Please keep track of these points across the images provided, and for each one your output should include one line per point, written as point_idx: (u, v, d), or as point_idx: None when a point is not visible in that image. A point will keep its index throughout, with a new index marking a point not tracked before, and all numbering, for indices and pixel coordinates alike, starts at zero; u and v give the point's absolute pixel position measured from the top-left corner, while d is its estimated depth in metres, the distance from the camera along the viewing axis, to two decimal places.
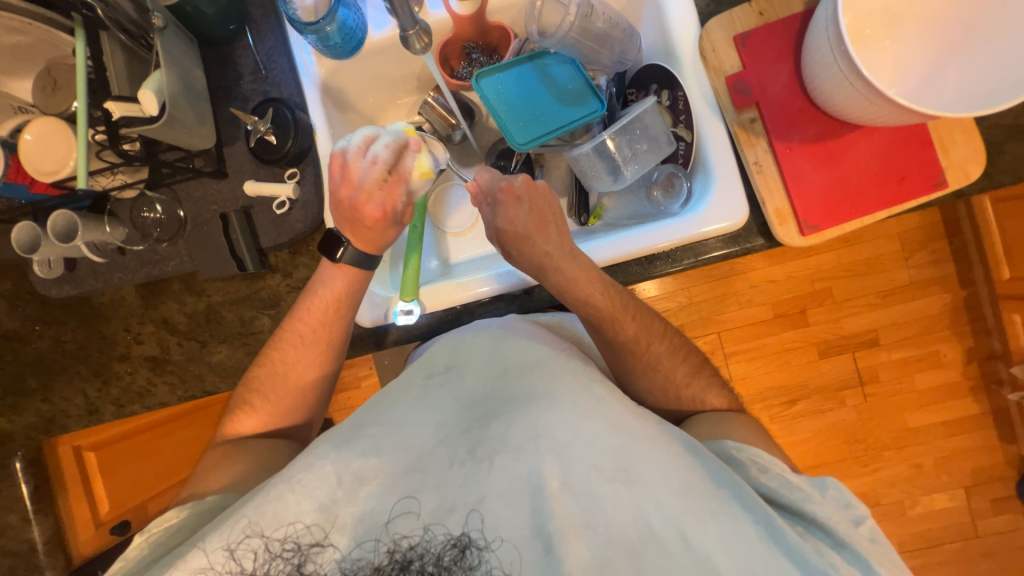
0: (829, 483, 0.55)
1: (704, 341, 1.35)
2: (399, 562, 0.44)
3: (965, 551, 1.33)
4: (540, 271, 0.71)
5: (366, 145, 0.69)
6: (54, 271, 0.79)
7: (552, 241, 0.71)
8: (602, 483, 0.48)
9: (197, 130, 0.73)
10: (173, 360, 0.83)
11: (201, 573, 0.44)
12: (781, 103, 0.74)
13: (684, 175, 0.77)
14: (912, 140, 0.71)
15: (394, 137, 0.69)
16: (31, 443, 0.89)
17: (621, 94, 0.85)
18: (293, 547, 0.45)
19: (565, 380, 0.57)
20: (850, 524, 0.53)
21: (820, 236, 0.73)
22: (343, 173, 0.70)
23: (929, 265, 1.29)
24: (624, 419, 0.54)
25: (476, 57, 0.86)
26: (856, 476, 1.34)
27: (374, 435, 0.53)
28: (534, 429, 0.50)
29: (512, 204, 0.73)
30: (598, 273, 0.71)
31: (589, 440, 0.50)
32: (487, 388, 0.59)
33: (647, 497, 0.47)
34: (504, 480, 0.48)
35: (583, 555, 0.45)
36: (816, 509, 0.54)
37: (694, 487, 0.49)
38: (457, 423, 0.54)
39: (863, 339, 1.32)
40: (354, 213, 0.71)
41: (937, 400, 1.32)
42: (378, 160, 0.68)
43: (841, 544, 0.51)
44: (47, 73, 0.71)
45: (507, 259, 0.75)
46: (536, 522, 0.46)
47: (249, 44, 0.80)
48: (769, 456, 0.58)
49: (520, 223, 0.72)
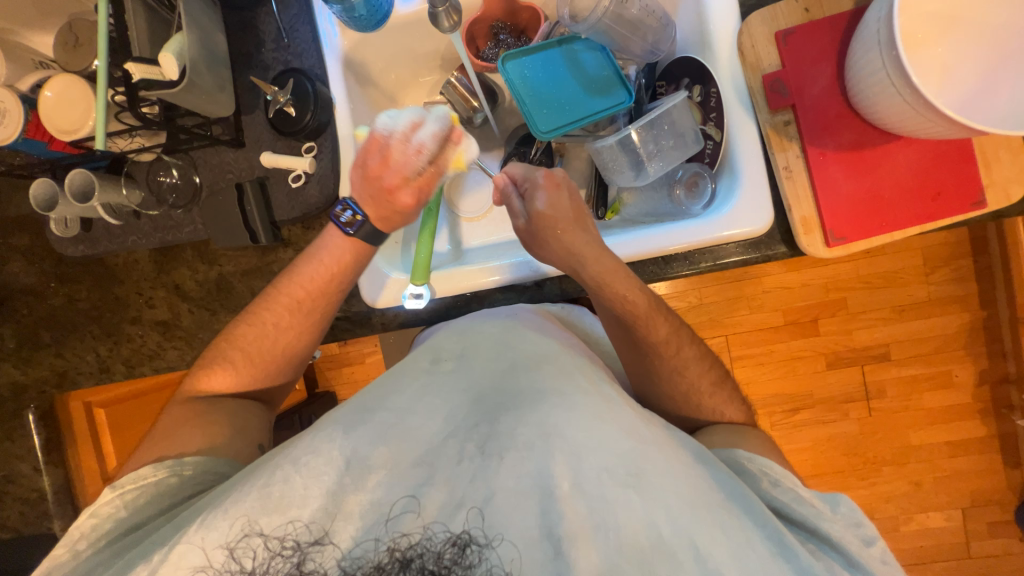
0: (839, 501, 0.57)
1: (712, 344, 1.33)
2: (399, 561, 0.44)
3: (957, 570, 1.32)
4: (576, 261, 0.69)
5: (411, 130, 0.65)
6: (70, 230, 0.81)
7: (592, 231, 0.71)
8: (614, 488, 0.47)
9: (216, 97, 0.71)
10: (183, 326, 0.84)
11: (201, 570, 0.45)
12: (818, 105, 0.71)
13: (709, 176, 0.75)
14: (952, 154, 0.68)
15: (441, 126, 0.66)
16: (44, 395, 0.91)
17: (651, 86, 0.83)
18: (292, 545, 0.46)
19: (574, 380, 0.56)
20: (862, 544, 0.53)
21: (846, 248, 0.71)
22: (381, 153, 0.67)
23: (951, 282, 1.25)
24: (636, 424, 0.53)
25: (503, 37, 0.84)
26: (853, 489, 1.34)
27: (382, 422, 0.53)
28: (546, 428, 0.50)
29: (553, 189, 0.72)
30: (629, 270, 0.70)
31: (600, 442, 0.49)
32: (496, 380, 0.58)
33: (659, 505, 0.46)
34: (514, 478, 0.48)
35: (593, 560, 0.44)
36: (829, 526, 0.54)
37: (705, 499, 0.48)
38: (465, 415, 0.54)
39: (875, 353, 1.30)
40: (383, 195, 0.69)
41: (944, 420, 1.30)
42: (423, 148, 0.66)
43: (857, 565, 0.51)
44: (70, 29, 0.71)
45: (532, 249, 0.74)
46: (545, 525, 0.46)
47: (272, 10, 0.78)
48: (780, 469, 0.58)
49: (561, 210, 0.71)
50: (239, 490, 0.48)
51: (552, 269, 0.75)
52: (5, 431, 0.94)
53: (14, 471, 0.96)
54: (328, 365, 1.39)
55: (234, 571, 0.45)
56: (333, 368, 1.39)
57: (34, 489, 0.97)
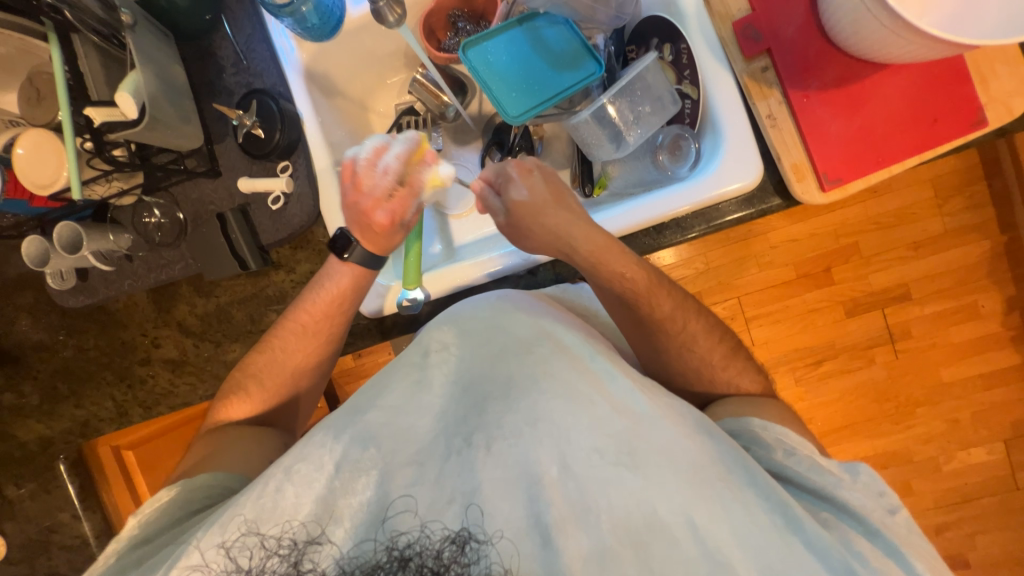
0: (861, 469, 0.56)
1: (724, 306, 1.30)
2: (398, 558, 0.46)
3: (1006, 503, 1.28)
4: (561, 244, 0.69)
5: (377, 154, 0.66)
6: (68, 281, 0.81)
7: (572, 209, 0.69)
8: (603, 467, 0.49)
9: (182, 129, 0.71)
10: (191, 361, 0.85)
11: (196, 568, 0.48)
12: (796, 46, 0.68)
13: (691, 136, 0.72)
14: (945, 75, 0.65)
15: (409, 145, 0.67)
16: (72, 446, 0.94)
17: (621, 53, 0.79)
18: (289, 544, 0.48)
19: (565, 360, 0.57)
20: (885, 513, 0.53)
21: (842, 190, 0.68)
22: (353, 181, 0.68)
23: (966, 211, 1.20)
24: (631, 400, 0.54)
25: (462, 25, 0.82)
26: (887, 434, 1.31)
27: (372, 423, 0.54)
28: (533, 414, 0.52)
29: (524, 176, 0.71)
30: (623, 245, 0.69)
31: (588, 425, 0.51)
32: (485, 367, 0.59)
33: (653, 483, 0.48)
34: (500, 468, 0.50)
35: (581, 544, 0.47)
36: (845, 494, 0.55)
37: (704, 473, 0.50)
38: (455, 410, 0.55)
39: (893, 294, 1.26)
40: (362, 218, 0.69)
41: (975, 353, 1.26)
42: (390, 170, 0.66)
43: (872, 533, 0.52)
44: (29, 83, 0.70)
45: (517, 242, 0.72)
46: (533, 513, 0.48)
47: (227, 34, 0.77)
48: (796, 439, 0.59)
49: (538, 193, 0.70)
50: (236, 500, 0.50)
51: (539, 256, 0.74)
52: (41, 484, 0.97)
53: (55, 521, 0.99)
54: (344, 379, 1.40)
55: (231, 570, 0.47)
56: (350, 381, 1.40)
57: (75, 537, 1.00)
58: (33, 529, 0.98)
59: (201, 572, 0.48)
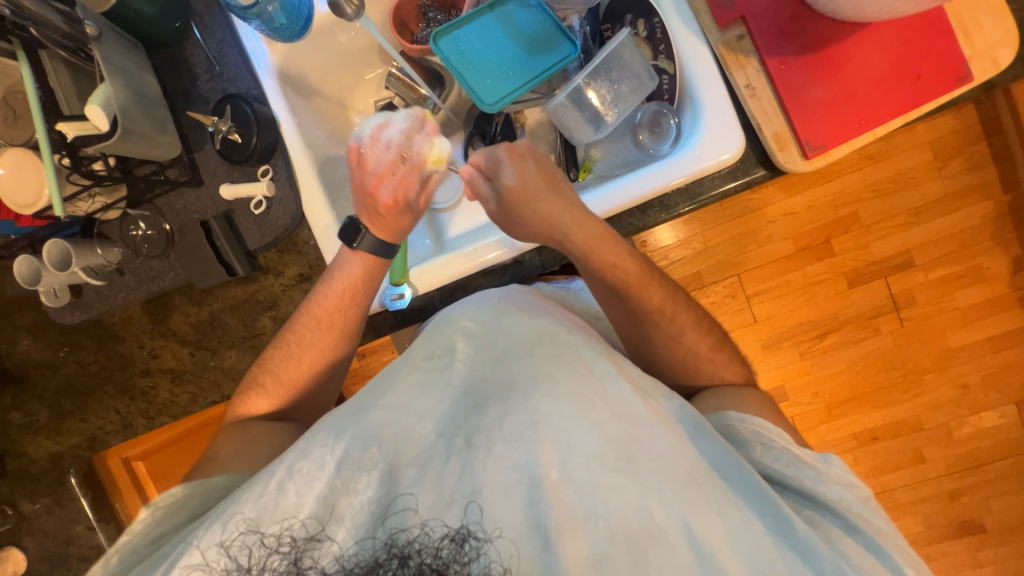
0: (834, 460, 0.58)
1: (723, 285, 1.29)
2: (398, 555, 0.47)
3: (1018, 466, 1.27)
4: (552, 237, 0.68)
5: (380, 131, 0.68)
6: (62, 299, 0.82)
7: (567, 196, 0.67)
8: (603, 471, 0.50)
9: (158, 139, 0.71)
10: (189, 369, 0.86)
11: (199, 567, 0.48)
12: (771, 12, 0.66)
13: (671, 112, 0.71)
14: (926, 31, 0.63)
15: (411, 119, 0.69)
16: (81, 460, 0.96)
17: (597, 33, 0.77)
18: (289, 541, 0.49)
19: (565, 362, 0.57)
20: (859, 502, 0.56)
21: (826, 157, 0.66)
22: (358, 162, 0.69)
23: (966, 172, 1.18)
24: (630, 403, 0.55)
25: (433, 15, 0.81)
26: (894, 403, 1.30)
27: (373, 422, 0.55)
28: (534, 416, 0.52)
29: (518, 160, 0.68)
30: (602, 223, 0.68)
31: (588, 430, 0.51)
32: (486, 372, 0.59)
33: (651, 489, 0.49)
34: (502, 470, 0.50)
35: (582, 548, 0.47)
36: (825, 488, 0.56)
37: (700, 479, 0.52)
38: (455, 411, 0.56)
39: (895, 262, 1.24)
40: (367, 199, 0.69)
41: (982, 316, 1.24)
42: (393, 144, 0.67)
43: (854, 529, 0.53)
44: (5, 104, 0.71)
45: (510, 230, 0.71)
46: (534, 515, 0.48)
47: (198, 40, 0.77)
48: (772, 429, 0.60)
49: (531, 179, 0.67)
50: (237, 499, 0.51)
51: (524, 243, 0.73)
52: (55, 498, 0.99)
53: (71, 534, 1.01)
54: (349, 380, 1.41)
55: (231, 568, 0.48)
56: (356, 382, 1.41)
57: (93, 547, 1.02)
58: (52, 542, 1.00)
59: (202, 571, 0.48)
